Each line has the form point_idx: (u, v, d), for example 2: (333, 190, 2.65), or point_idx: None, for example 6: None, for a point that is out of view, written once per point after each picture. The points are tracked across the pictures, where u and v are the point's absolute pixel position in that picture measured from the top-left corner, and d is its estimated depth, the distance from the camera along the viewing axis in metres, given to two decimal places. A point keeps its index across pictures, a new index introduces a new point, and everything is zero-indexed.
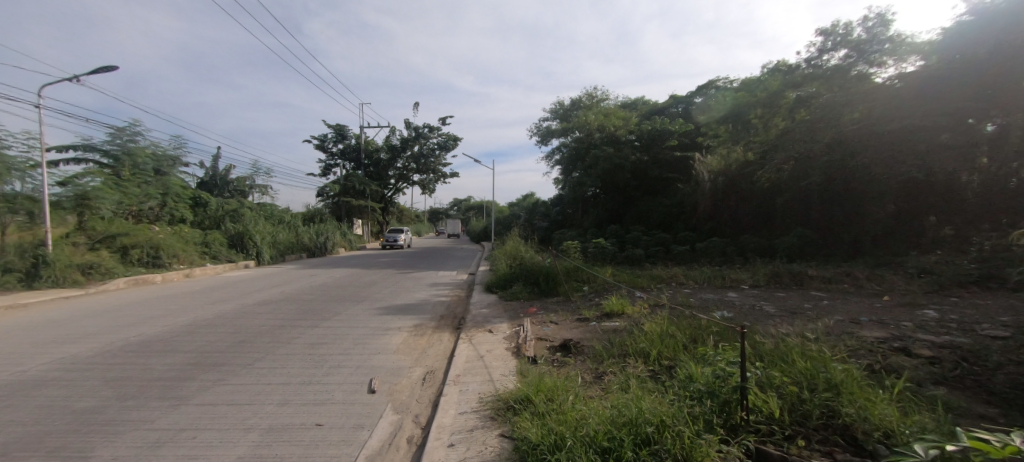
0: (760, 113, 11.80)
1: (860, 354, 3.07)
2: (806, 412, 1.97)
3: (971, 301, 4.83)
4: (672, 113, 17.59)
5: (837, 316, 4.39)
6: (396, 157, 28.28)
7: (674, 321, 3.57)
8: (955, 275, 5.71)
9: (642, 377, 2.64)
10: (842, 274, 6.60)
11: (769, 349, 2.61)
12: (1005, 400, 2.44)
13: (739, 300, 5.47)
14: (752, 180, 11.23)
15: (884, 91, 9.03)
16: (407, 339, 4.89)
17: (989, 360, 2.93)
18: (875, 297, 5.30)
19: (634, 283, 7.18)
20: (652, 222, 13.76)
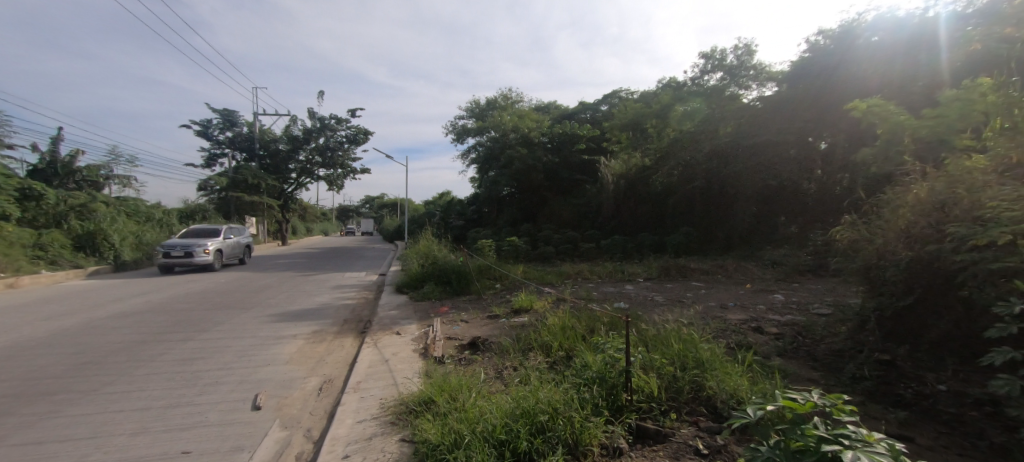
0: (655, 123, 13.33)
1: (725, 335, 3.56)
2: (679, 389, 2.24)
3: (807, 286, 5.92)
4: (580, 118, 18.66)
5: (710, 303, 5.04)
6: (298, 149, 25.84)
7: (575, 313, 3.79)
8: (797, 265, 6.93)
9: (543, 368, 2.77)
10: (717, 266, 7.62)
11: (652, 333, 2.90)
12: (824, 365, 3.03)
13: (634, 292, 6.00)
14: (648, 183, 12.29)
15: (748, 110, 10.73)
16: (303, 347, 4.48)
17: (816, 333, 3.61)
18: (740, 285, 6.23)
19: (544, 280, 7.46)
20: (563, 221, 14.43)
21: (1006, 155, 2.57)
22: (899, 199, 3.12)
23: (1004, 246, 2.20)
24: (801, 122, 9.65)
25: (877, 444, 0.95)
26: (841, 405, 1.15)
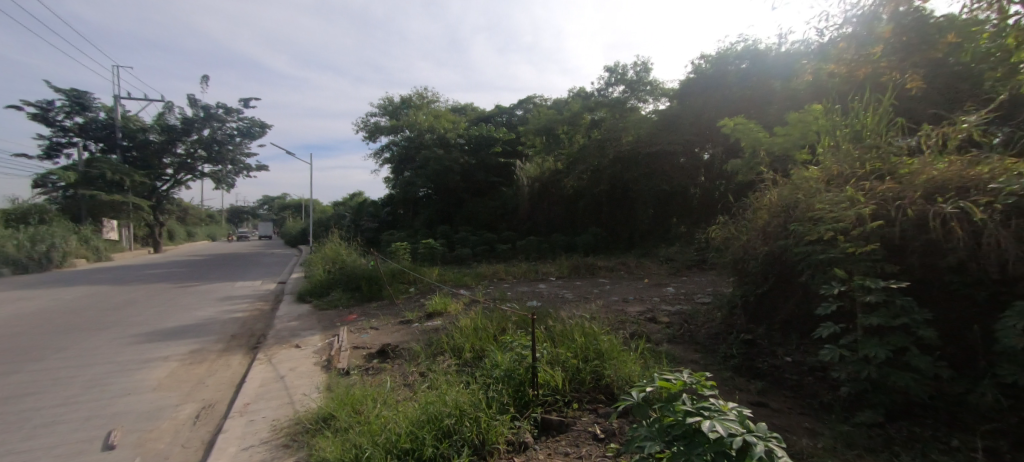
0: (566, 129, 14.08)
1: (624, 327, 3.88)
2: (581, 380, 2.39)
3: (693, 278, 6.72)
4: (497, 121, 18.98)
5: (613, 297, 5.46)
6: (174, 141, 22.32)
7: (487, 314, 3.82)
8: (685, 260, 7.83)
9: (453, 372, 2.75)
10: (620, 263, 8.28)
11: (558, 329, 3.04)
12: (704, 347, 3.46)
13: (546, 290, 6.26)
14: (561, 186, 12.92)
15: (645, 122, 11.64)
16: (176, 371, 3.87)
17: (697, 319, 4.11)
18: (639, 280, 6.85)
19: (459, 282, 7.41)
20: (479, 223, 14.50)
21: (830, 168, 3.20)
22: (759, 203, 3.69)
23: (828, 240, 2.73)
24: (690, 134, 10.76)
25: (729, 413, 1.10)
26: (704, 382, 1.33)
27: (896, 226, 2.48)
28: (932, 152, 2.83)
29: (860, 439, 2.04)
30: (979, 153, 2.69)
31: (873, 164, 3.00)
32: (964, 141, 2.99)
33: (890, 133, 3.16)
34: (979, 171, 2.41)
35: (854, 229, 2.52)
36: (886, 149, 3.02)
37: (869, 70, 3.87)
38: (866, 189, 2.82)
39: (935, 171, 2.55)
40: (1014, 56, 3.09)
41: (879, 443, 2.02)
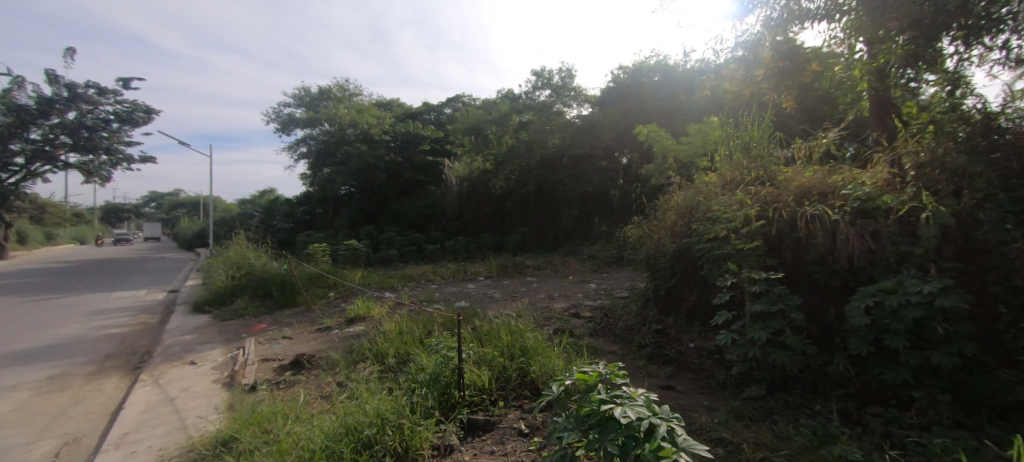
0: (495, 130, 14.24)
1: (550, 324, 4.02)
2: (508, 377, 2.43)
3: (612, 275, 7.18)
4: (424, 119, 18.56)
5: (539, 295, 5.62)
6: (26, 124, 18.45)
7: (412, 317, 3.72)
8: (606, 257, 8.33)
9: (375, 379, 2.64)
10: (546, 262, 8.55)
11: (485, 328, 3.06)
12: (620, 339, 3.72)
13: (475, 290, 6.26)
14: (489, 186, 12.99)
15: (570, 125, 12.18)
16: (27, 402, 3.19)
17: (615, 313, 4.39)
18: (563, 278, 7.15)
19: (384, 284, 7.10)
20: (406, 223, 14.03)
21: (724, 174, 3.63)
22: (668, 204, 4.06)
23: (722, 238, 3.09)
24: (610, 139, 11.47)
25: (637, 400, 1.20)
26: (617, 372, 1.44)
27: (774, 225, 2.89)
28: (800, 163, 3.34)
29: (747, 411, 2.34)
30: (834, 164, 3.24)
31: (757, 171, 3.46)
32: (825, 154, 3.55)
33: (771, 146, 3.66)
34: (834, 179, 2.90)
35: (743, 228, 2.89)
36: (768, 159, 3.50)
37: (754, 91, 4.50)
38: (752, 193, 3.24)
39: (803, 179, 3.02)
40: (858, 85, 3.76)
41: (763, 413, 2.33)
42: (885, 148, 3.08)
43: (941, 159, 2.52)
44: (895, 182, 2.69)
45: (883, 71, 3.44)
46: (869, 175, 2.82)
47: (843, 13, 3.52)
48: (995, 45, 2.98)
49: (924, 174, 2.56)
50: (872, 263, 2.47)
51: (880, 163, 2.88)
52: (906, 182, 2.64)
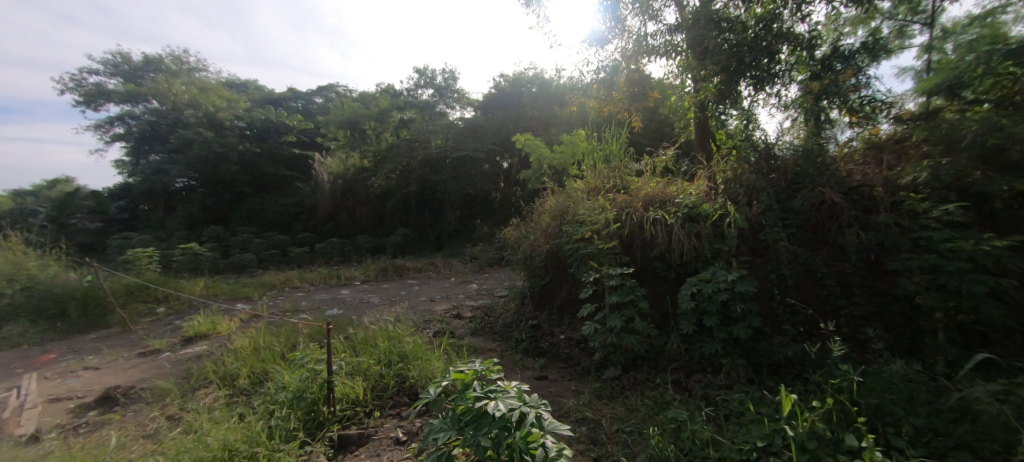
0: (374, 126, 13.49)
1: (430, 327, 3.97)
2: (385, 385, 2.35)
3: (492, 275, 7.44)
4: (289, 107, 16.53)
5: (420, 298, 5.49)
6: None
7: (272, 330, 3.29)
8: (487, 258, 8.54)
9: (223, 406, 2.27)
10: (428, 264, 8.34)
11: (361, 336, 2.89)
12: (499, 336, 3.89)
13: (350, 296, 5.82)
14: (367, 185, 12.19)
15: (453, 127, 12.23)
16: None
17: (495, 311, 4.54)
18: (446, 279, 7.14)
19: (236, 294, 6.11)
20: (266, 223, 12.29)
21: (589, 182, 4.08)
22: (542, 208, 4.39)
23: (587, 239, 3.47)
24: (492, 144, 11.82)
25: (509, 392, 1.29)
26: (494, 368, 1.57)
27: (627, 227, 3.36)
28: (647, 175, 3.94)
29: (605, 390, 2.67)
30: (671, 177, 3.90)
31: (615, 181, 3.98)
32: (665, 168, 4.25)
33: (626, 159, 4.22)
34: (671, 189, 3.51)
35: (604, 230, 3.30)
36: (623, 170, 4.04)
37: (611, 108, 5.00)
38: (611, 200, 3.72)
39: (648, 189, 3.57)
40: (688, 113, 4.58)
41: (617, 391, 2.70)
42: (705, 166, 3.83)
43: (739, 177, 3.25)
44: (711, 193, 3.37)
45: (705, 103, 4.22)
46: (695, 187, 3.49)
47: (677, 53, 4.26)
48: (772, 92, 3.96)
49: (730, 188, 3.26)
50: (696, 258, 3.06)
51: (702, 178, 3.58)
52: (718, 193, 3.34)
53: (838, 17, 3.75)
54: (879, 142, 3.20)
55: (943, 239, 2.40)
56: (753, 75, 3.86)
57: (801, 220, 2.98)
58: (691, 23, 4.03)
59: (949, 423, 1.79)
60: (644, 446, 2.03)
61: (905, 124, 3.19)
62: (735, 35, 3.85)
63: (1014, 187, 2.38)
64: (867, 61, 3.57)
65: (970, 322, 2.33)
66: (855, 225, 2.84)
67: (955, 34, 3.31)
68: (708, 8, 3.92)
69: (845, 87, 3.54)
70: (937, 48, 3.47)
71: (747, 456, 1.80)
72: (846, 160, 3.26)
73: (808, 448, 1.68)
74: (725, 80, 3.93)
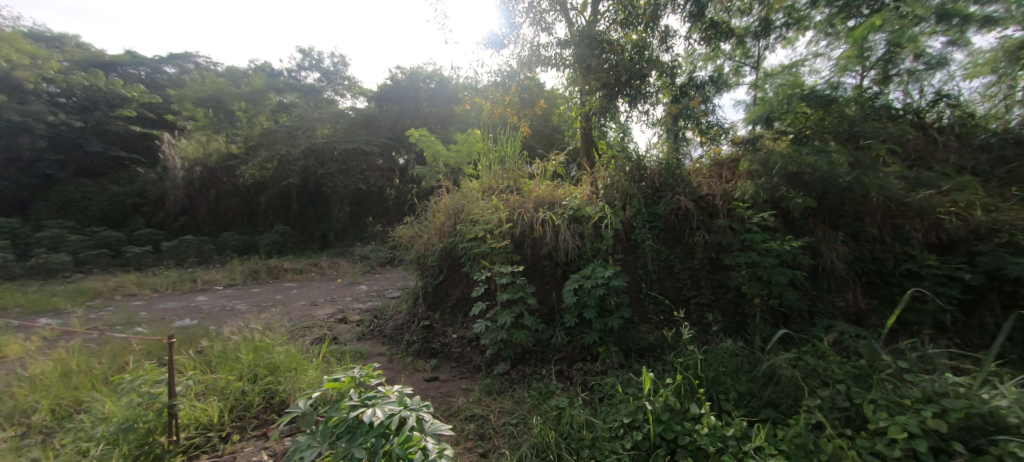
0: (245, 107, 11.83)
1: (309, 335, 3.61)
2: (248, 404, 2.08)
3: (384, 275, 7.10)
4: (127, 74, 13.51)
5: (299, 302, 4.95)
6: None
7: (92, 349, 2.65)
8: (380, 258, 8.07)
9: (6, 452, 1.76)
10: (311, 265, 7.56)
11: (220, 349, 2.52)
12: (388, 338, 3.72)
13: (208, 302, 4.99)
14: (235, 174, 10.49)
15: (343, 117, 11.48)
16: None
17: (385, 313, 4.32)
18: (331, 281, 6.59)
19: (39, 306, 4.78)
20: (90, 216, 9.83)
21: (485, 182, 4.16)
22: (436, 206, 4.33)
23: (480, 238, 3.53)
24: (386, 138, 11.32)
25: (389, 398, 1.24)
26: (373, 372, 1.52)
27: (518, 227, 3.50)
28: (538, 178, 4.15)
29: (494, 386, 2.74)
30: (559, 180, 4.17)
31: (508, 182, 4.12)
32: (555, 172, 4.52)
33: (520, 161, 4.40)
34: (558, 192, 3.75)
35: (497, 230, 3.39)
36: (516, 173, 4.19)
37: (503, 111, 5.01)
38: (505, 200, 3.84)
39: (538, 191, 3.77)
40: (574, 122, 4.94)
41: (505, 385, 2.79)
42: (588, 172, 4.17)
43: (616, 183, 3.61)
44: (592, 196, 3.70)
45: (589, 114, 4.58)
46: (579, 191, 3.79)
47: (564, 67, 4.54)
48: (643, 111, 4.50)
49: (608, 192, 3.61)
50: (579, 256, 3.33)
51: (585, 183, 3.91)
52: (598, 197, 3.68)
53: (693, 52, 4.44)
54: (719, 160, 3.89)
55: (761, 240, 3.00)
56: (628, 94, 4.35)
57: (663, 222, 3.44)
58: (577, 39, 4.36)
59: (761, 386, 2.25)
60: (528, 435, 2.13)
61: (738, 146, 3.92)
62: (615, 55, 4.27)
63: (804, 201, 3.10)
64: (712, 92, 4.33)
65: (777, 305, 2.94)
66: (702, 228, 3.39)
67: (772, 78, 4.16)
68: (592, 28, 4.30)
69: (696, 112, 4.26)
70: (761, 88, 4.32)
71: (616, 432, 2.03)
72: (696, 174, 3.87)
73: (662, 419, 1.96)
74: (606, 95, 4.33)
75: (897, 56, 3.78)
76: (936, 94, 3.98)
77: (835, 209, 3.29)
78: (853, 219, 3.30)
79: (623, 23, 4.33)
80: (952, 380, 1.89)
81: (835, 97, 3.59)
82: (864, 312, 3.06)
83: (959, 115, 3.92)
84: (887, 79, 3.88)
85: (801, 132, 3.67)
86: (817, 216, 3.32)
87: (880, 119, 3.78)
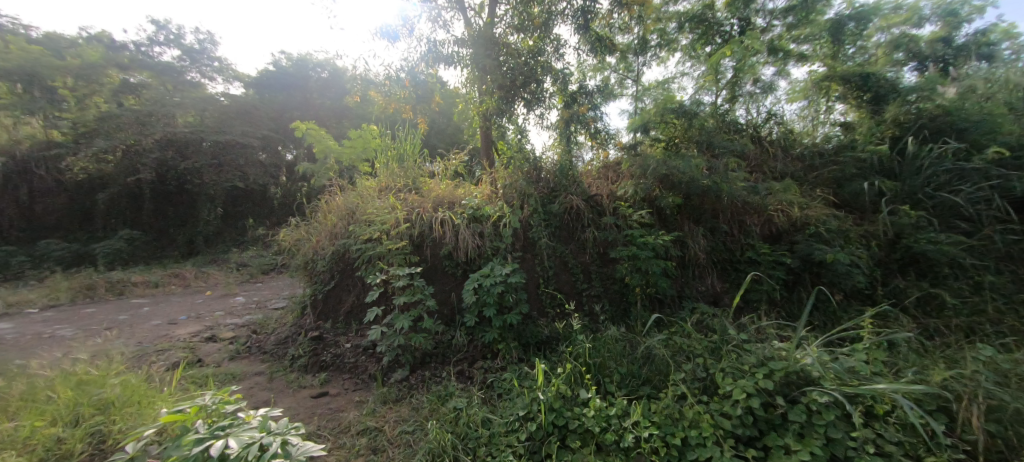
0: (71, 85, 8.89)
1: (163, 360, 3.04)
2: (65, 453, 1.67)
3: (267, 284, 6.33)
4: None
5: (151, 322, 4.14)
6: None
7: None
8: (262, 265, 7.18)
9: None
10: (171, 276, 6.39)
11: (23, 391, 2.00)
12: (270, 353, 3.33)
13: (13, 331, 3.89)
14: (61, 169, 8.50)
15: (212, 102, 10.04)
16: None
17: (267, 326, 3.84)
18: (197, 294, 5.65)
19: None
20: None
21: (381, 180, 3.97)
22: (327, 207, 4.00)
23: (376, 239, 3.35)
24: (263, 131, 10.06)
25: (241, 431, 1.27)
26: (225, 399, 1.61)
27: (417, 227, 3.39)
28: (439, 177, 4.07)
29: (391, 394, 2.62)
30: (460, 180, 4.14)
31: (407, 181, 3.98)
32: (458, 172, 4.47)
33: (420, 159, 4.27)
34: (458, 192, 3.72)
35: (393, 230, 3.24)
36: (416, 171, 4.07)
37: (396, 105, 4.82)
38: (403, 200, 3.70)
39: (438, 190, 3.71)
40: (473, 122, 4.93)
41: (404, 392, 2.68)
42: (489, 172, 4.21)
43: (514, 183, 3.70)
44: (492, 195, 3.75)
45: (486, 114, 4.60)
46: (479, 191, 3.81)
47: (462, 65, 4.51)
48: (539, 114, 4.69)
49: (507, 192, 3.69)
50: (479, 255, 3.34)
51: (485, 183, 3.93)
52: (498, 197, 3.73)
53: (583, 63, 4.77)
54: (606, 164, 4.25)
55: (640, 235, 3.35)
56: (524, 98, 4.52)
57: (558, 220, 3.64)
58: (475, 39, 4.39)
59: (640, 366, 2.51)
60: (424, 440, 2.08)
61: (621, 151, 4.32)
62: (512, 59, 4.38)
63: (672, 201, 3.55)
64: (599, 101, 4.69)
65: (653, 292, 3.31)
66: (592, 225, 3.66)
67: (650, 91, 4.74)
68: (488, 29, 4.35)
69: (586, 118, 4.59)
70: (641, 100, 4.86)
71: (512, 426, 2.09)
72: (587, 175, 4.17)
73: (555, 408, 2.07)
74: (503, 97, 4.43)
75: (741, 80, 4.54)
76: (768, 114, 4.90)
77: (697, 207, 3.81)
78: (712, 216, 3.84)
79: (519, 28, 4.46)
80: (777, 346, 2.31)
81: (696, 111, 4.17)
82: (719, 294, 3.60)
83: (783, 131, 4.86)
84: (735, 99, 4.63)
85: (671, 140, 4.18)
86: (685, 213, 3.81)
87: (729, 132, 4.51)
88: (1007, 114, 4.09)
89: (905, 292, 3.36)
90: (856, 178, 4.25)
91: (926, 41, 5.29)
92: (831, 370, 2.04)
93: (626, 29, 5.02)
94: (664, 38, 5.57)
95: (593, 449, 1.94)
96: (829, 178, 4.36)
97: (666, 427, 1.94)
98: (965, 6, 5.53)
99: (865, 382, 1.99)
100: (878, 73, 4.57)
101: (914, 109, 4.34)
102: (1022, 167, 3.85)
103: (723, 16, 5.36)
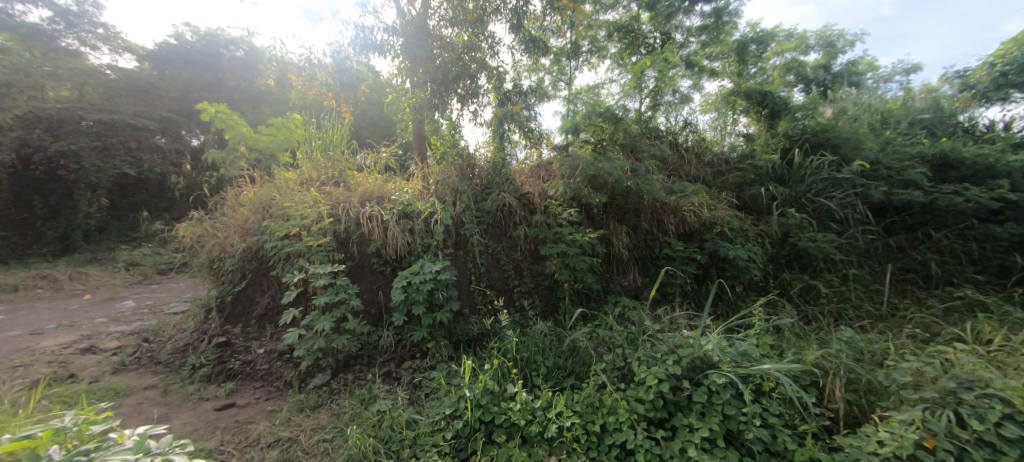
0: None
1: (19, 379, 2.55)
2: None
3: (164, 286, 5.59)
4: None
5: (6, 334, 3.46)
6: None
7: None
8: (158, 264, 6.33)
9: None
10: (36, 277, 5.40)
11: None
12: (166, 363, 2.96)
13: None
14: None
15: (95, 75, 8.63)
16: None
17: (161, 333, 3.39)
18: (72, 299, 4.83)
19: None
20: None
21: (303, 173, 3.69)
22: (238, 200, 3.64)
23: (294, 236, 3.10)
24: (159, 111, 8.97)
25: (108, 453, 1.12)
26: (91, 418, 1.41)
27: (342, 223, 3.21)
28: (368, 171, 3.88)
29: (309, 401, 2.46)
30: (390, 175, 3.97)
31: (333, 174, 3.75)
32: (389, 166, 4.30)
33: (347, 151, 4.03)
34: (388, 187, 3.58)
35: (314, 226, 3.03)
36: (342, 164, 3.84)
37: (318, 92, 4.47)
38: (327, 194, 3.48)
39: (367, 185, 3.53)
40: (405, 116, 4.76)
41: (324, 397, 2.53)
42: (421, 167, 4.08)
43: (447, 179, 3.65)
44: (424, 191, 3.65)
45: (419, 108, 4.46)
46: (410, 186, 3.69)
47: (393, 55, 4.33)
48: (473, 111, 4.66)
49: (439, 188, 3.63)
50: (408, 253, 3.24)
51: (417, 178, 3.83)
52: (430, 193, 3.64)
53: (518, 63, 4.84)
54: (538, 163, 4.35)
55: (568, 232, 3.47)
56: (458, 93, 4.45)
57: (491, 217, 3.64)
58: (408, 30, 4.27)
59: (565, 359, 2.61)
60: (345, 447, 1.99)
61: (553, 151, 4.44)
62: (447, 53, 4.32)
63: (599, 200, 3.72)
64: (533, 101, 4.75)
65: (580, 287, 3.46)
66: (524, 223, 3.72)
67: (581, 96, 4.95)
68: (421, 20, 4.24)
69: (519, 116, 4.61)
70: (573, 103, 5.06)
71: (438, 425, 2.07)
72: (520, 174, 4.25)
73: (481, 404, 2.07)
74: (437, 90, 4.33)
75: (661, 89, 4.90)
76: (684, 122, 5.33)
77: (621, 206, 4.04)
78: (634, 215, 4.09)
79: (453, 21, 4.39)
80: (685, 334, 2.53)
81: (622, 116, 4.42)
82: (640, 288, 3.85)
83: (697, 139, 5.30)
84: (656, 107, 4.99)
85: (600, 142, 4.39)
86: (610, 212, 4.03)
87: (650, 137, 4.86)
88: (868, 134, 4.86)
89: (791, 283, 3.85)
90: (754, 183, 4.79)
91: (810, 67, 6.14)
92: (728, 354, 2.27)
93: (558, 33, 5.16)
94: (595, 45, 5.87)
95: (518, 441, 1.99)
96: (733, 183, 4.87)
97: (586, 416, 2.04)
98: (841, 39, 6.50)
99: (755, 364, 2.25)
100: (774, 91, 5.17)
101: (801, 125, 4.98)
102: (878, 177, 4.60)
103: (647, 29, 5.81)
